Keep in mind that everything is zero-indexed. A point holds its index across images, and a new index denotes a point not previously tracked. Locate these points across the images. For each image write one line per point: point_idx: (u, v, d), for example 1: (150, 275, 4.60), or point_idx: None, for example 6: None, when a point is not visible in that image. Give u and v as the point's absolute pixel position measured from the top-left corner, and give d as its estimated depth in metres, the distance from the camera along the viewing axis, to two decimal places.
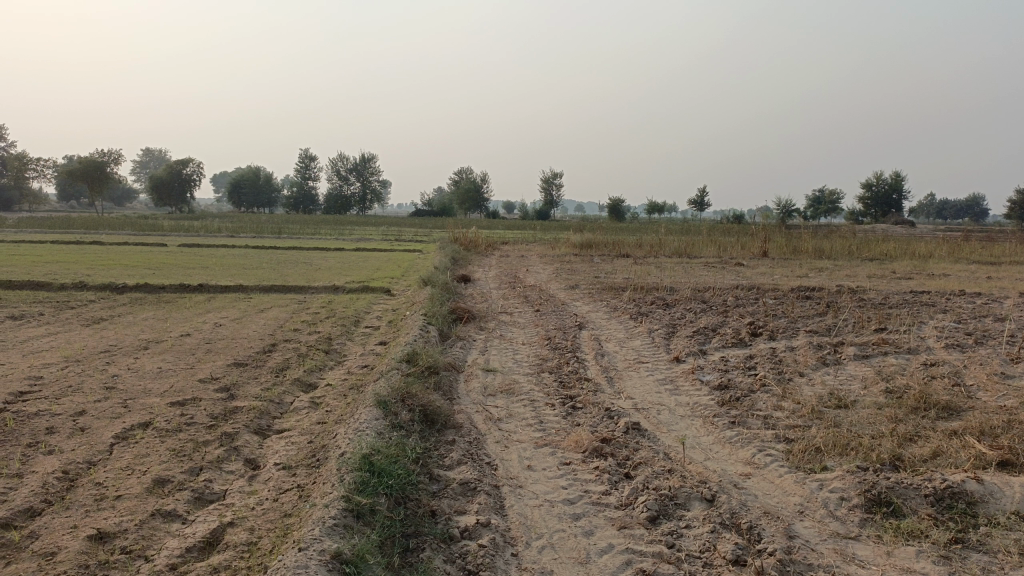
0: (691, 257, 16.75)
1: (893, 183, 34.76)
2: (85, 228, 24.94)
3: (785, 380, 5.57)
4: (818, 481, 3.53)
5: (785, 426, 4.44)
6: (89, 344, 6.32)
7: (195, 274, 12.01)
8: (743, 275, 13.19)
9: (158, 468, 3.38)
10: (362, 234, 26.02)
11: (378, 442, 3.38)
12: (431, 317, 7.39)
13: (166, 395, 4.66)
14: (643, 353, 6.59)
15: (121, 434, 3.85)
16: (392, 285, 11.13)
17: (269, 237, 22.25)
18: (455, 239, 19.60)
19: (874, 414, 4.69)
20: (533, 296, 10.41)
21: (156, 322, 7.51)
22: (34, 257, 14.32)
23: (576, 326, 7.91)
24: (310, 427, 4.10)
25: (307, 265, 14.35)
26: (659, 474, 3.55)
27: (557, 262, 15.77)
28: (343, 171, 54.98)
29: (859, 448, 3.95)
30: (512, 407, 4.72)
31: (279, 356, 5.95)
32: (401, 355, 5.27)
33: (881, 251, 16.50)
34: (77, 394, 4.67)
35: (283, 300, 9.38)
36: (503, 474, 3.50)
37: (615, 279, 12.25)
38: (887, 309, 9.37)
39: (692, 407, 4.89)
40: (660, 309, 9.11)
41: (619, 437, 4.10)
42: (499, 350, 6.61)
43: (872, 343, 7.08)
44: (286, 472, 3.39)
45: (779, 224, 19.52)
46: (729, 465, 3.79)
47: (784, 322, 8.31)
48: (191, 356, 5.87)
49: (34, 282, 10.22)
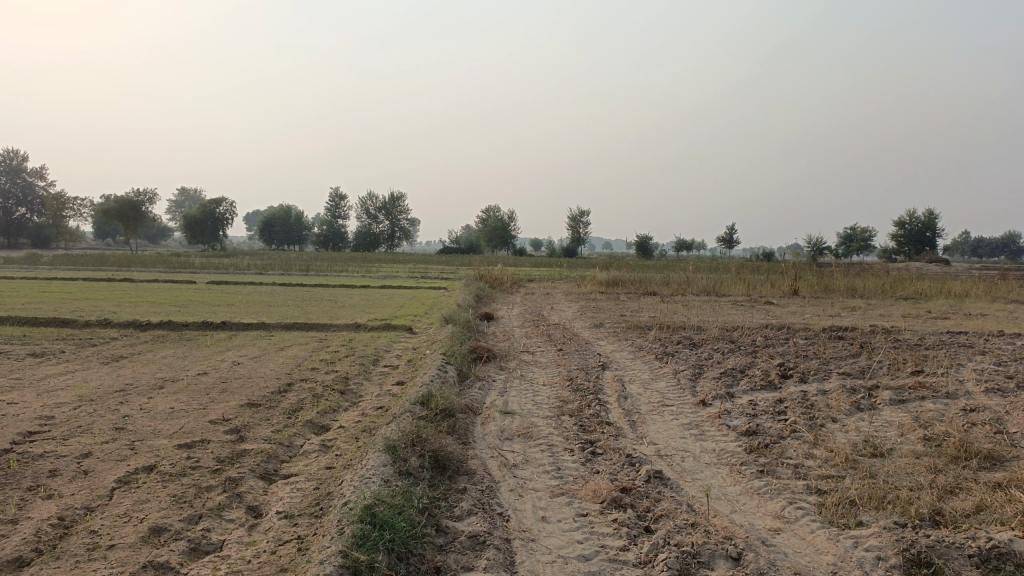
0: (720, 295, 16.47)
1: (926, 221, 34.21)
2: (119, 266, 25.33)
3: (817, 425, 5.32)
4: (852, 538, 3.30)
5: (817, 476, 4.20)
6: (105, 383, 6.26)
7: (219, 312, 12.04)
8: (772, 314, 12.90)
9: (156, 516, 3.24)
10: (388, 272, 26.04)
11: (384, 491, 3.23)
12: (450, 357, 7.25)
13: (174, 437, 4.55)
14: (668, 396, 6.37)
15: (123, 478, 3.74)
16: (415, 323, 11.03)
17: (296, 275, 22.37)
18: (481, 276, 19.52)
19: (912, 464, 4.43)
20: (556, 334, 10.24)
21: (175, 360, 7.46)
22: (63, 293, 14.46)
23: (599, 367, 7.72)
24: (318, 472, 3.96)
25: (331, 303, 14.32)
26: (681, 528, 3.34)
27: (583, 300, 15.60)
28: (372, 210, 55.51)
29: (896, 501, 3.71)
30: (529, 453, 4.54)
31: (294, 396, 5.84)
32: (416, 397, 5.12)
33: (916, 290, 16.10)
34: (85, 435, 4.58)
35: (304, 338, 9.31)
36: (515, 527, 3.32)
37: (640, 318, 12.05)
38: (923, 350, 9.04)
39: (718, 454, 4.67)
40: (687, 349, 8.88)
41: (640, 486, 3.90)
42: (519, 391, 6.44)
43: (908, 387, 6.79)
44: (287, 521, 3.24)
45: (811, 262, 19.18)
46: (757, 518, 3.57)
47: (816, 363, 8.04)
48: (205, 395, 5.78)
49: (60, 319, 10.28)
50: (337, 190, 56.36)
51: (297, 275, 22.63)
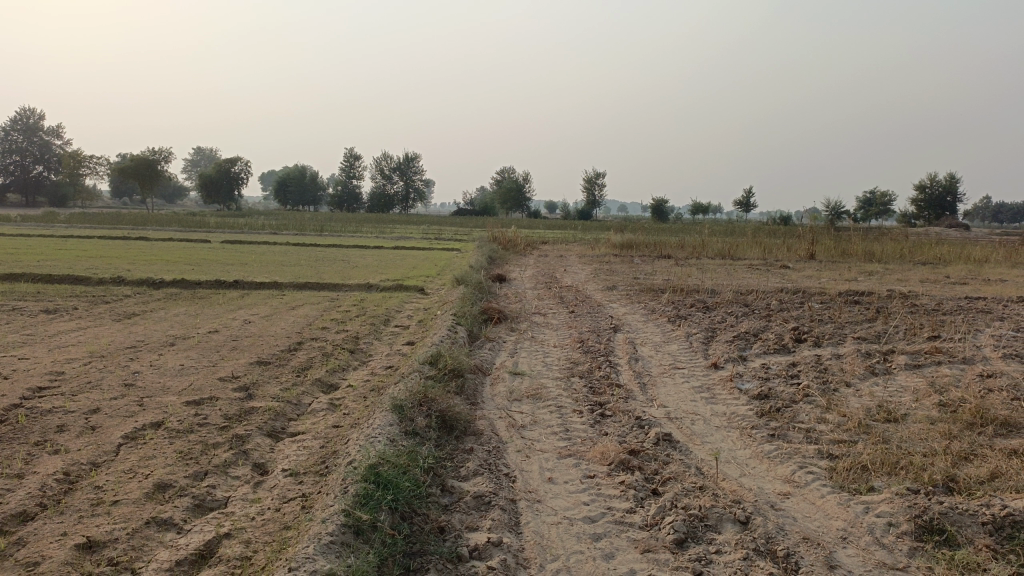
0: (735, 258, 16.32)
1: (947, 185, 33.68)
2: (134, 224, 25.41)
3: (830, 390, 5.25)
4: (863, 504, 3.24)
5: (829, 441, 4.14)
6: (117, 339, 6.27)
7: (233, 271, 12.07)
8: (788, 278, 12.77)
9: (162, 472, 3.24)
10: (402, 233, 25.95)
11: (390, 450, 3.20)
12: (461, 317, 7.21)
13: (183, 394, 4.55)
14: (680, 359, 6.32)
15: (130, 435, 3.73)
16: (427, 284, 11.00)
17: (310, 236, 22.34)
18: (494, 237, 19.43)
19: (926, 429, 4.36)
20: (569, 296, 10.18)
21: (187, 318, 7.46)
22: (78, 251, 14.51)
23: (611, 329, 7.67)
24: (324, 430, 3.94)
25: (344, 263, 14.30)
26: (690, 491, 3.30)
27: (596, 262, 15.52)
28: (386, 170, 55.33)
29: (909, 467, 3.65)
30: (538, 414, 4.51)
31: (304, 354, 5.83)
32: (424, 357, 5.09)
33: (935, 255, 15.87)
34: (95, 391, 4.58)
35: (316, 298, 9.30)
36: (521, 488, 3.29)
37: (654, 280, 11.96)
38: (941, 315, 8.92)
39: (728, 417, 4.62)
40: (700, 312, 8.81)
41: (649, 449, 3.86)
42: (530, 352, 6.40)
43: (924, 352, 6.69)
44: (292, 479, 3.23)
45: (828, 226, 18.94)
46: (766, 482, 3.53)
47: (831, 327, 7.94)
48: (215, 353, 5.78)
49: (73, 276, 10.31)
50: (352, 150, 56.10)
51: (311, 235, 22.60)
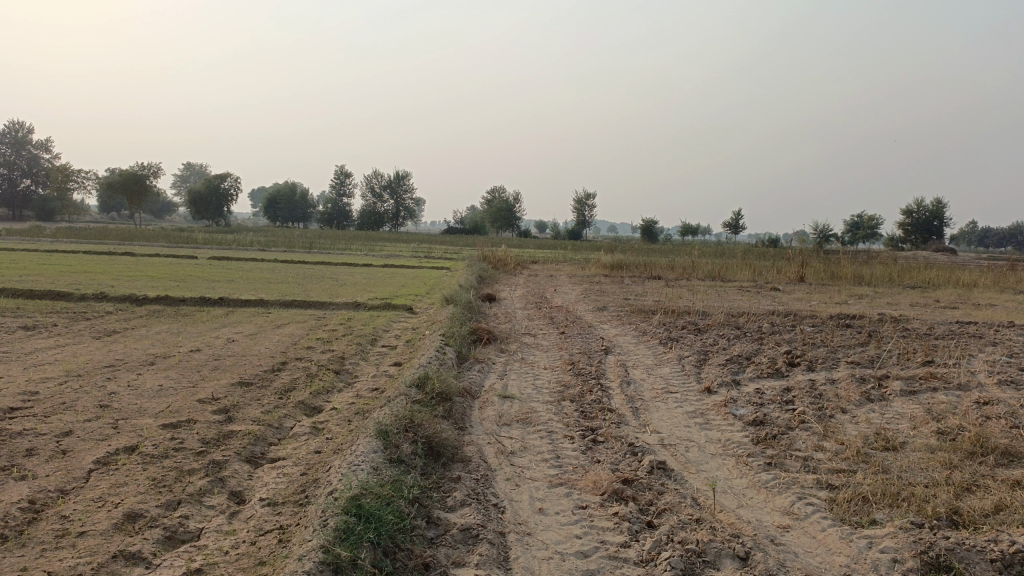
0: (725, 280, 16.28)
1: (934, 210, 33.89)
2: (120, 239, 25.19)
3: (826, 417, 5.13)
4: (866, 538, 3.12)
5: (828, 470, 4.02)
6: (94, 358, 6.09)
7: (218, 287, 11.90)
8: (778, 300, 12.72)
9: (133, 500, 3.08)
10: (392, 251, 25.79)
11: (374, 480, 3.06)
12: (449, 337, 7.08)
13: (160, 416, 4.38)
14: (672, 382, 6.20)
15: (102, 460, 3.57)
16: (415, 303, 10.86)
17: (298, 253, 22.16)
18: (484, 256, 19.33)
19: (925, 459, 4.25)
20: (559, 317, 10.07)
21: (168, 336, 7.30)
22: (61, 266, 14.28)
23: (602, 351, 7.54)
24: (306, 457, 3.79)
25: (332, 281, 14.14)
26: (686, 524, 3.17)
27: (586, 282, 15.44)
28: (377, 188, 55.25)
29: (911, 499, 3.53)
30: (528, 440, 4.37)
31: (287, 375, 5.67)
32: (412, 379, 4.95)
33: (924, 279, 15.88)
34: (68, 412, 4.41)
35: (302, 316, 9.14)
36: (510, 519, 3.15)
37: (644, 301, 11.87)
38: (933, 340, 8.85)
39: (723, 444, 4.49)
40: (692, 334, 8.71)
41: (642, 478, 3.73)
42: (519, 374, 6.27)
43: (919, 378, 6.60)
44: (270, 509, 3.08)
45: (817, 248, 18.96)
46: (764, 514, 3.40)
47: (823, 351, 7.86)
48: (196, 373, 5.61)
49: (55, 292, 10.11)
50: (342, 168, 56.02)
51: (300, 252, 22.43)
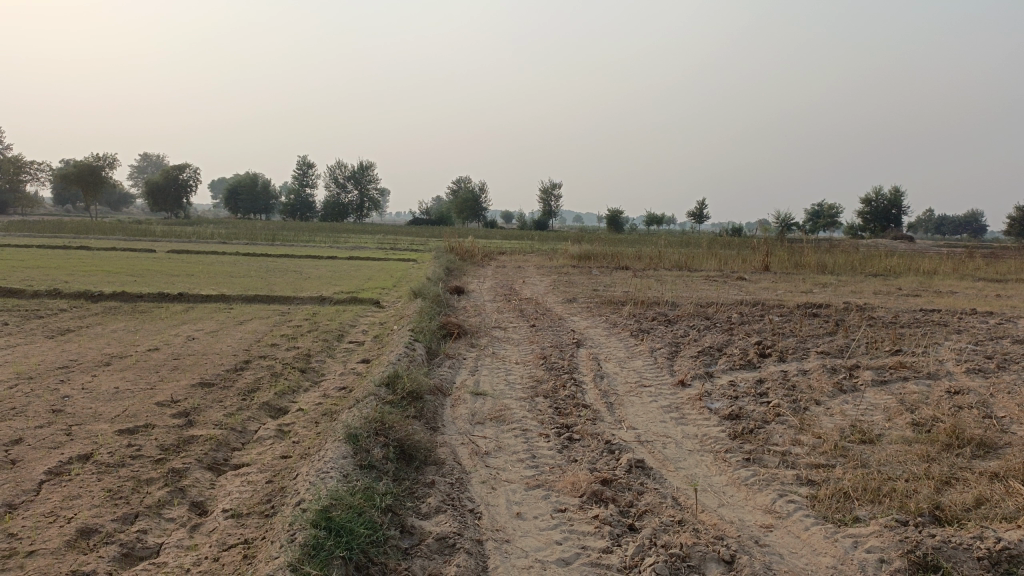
0: (691, 270, 16.32)
1: (892, 198, 34.48)
2: (75, 233, 24.50)
3: (801, 409, 5.09)
4: (851, 538, 3.06)
5: (807, 466, 3.97)
6: (46, 359, 5.82)
7: (178, 282, 11.58)
8: (745, 290, 12.76)
9: (86, 515, 2.89)
10: (357, 243, 25.44)
11: (344, 488, 2.92)
12: (418, 333, 6.92)
13: (116, 421, 4.17)
14: (645, 376, 6.12)
15: (54, 470, 3.36)
16: (382, 297, 10.67)
17: (261, 245, 21.74)
18: (451, 248, 19.14)
19: (902, 451, 4.22)
20: (528, 309, 9.96)
21: (125, 335, 7.02)
22: (12, 262, 13.77)
23: (573, 344, 7.45)
24: (272, 462, 3.63)
25: (296, 274, 13.84)
26: (669, 527, 3.08)
27: (554, 273, 15.36)
28: (340, 179, 54.57)
29: (893, 494, 3.48)
30: (502, 439, 4.25)
31: (251, 375, 5.48)
32: (381, 379, 4.79)
33: (885, 267, 16.09)
34: (18, 418, 4.17)
35: (265, 311, 8.90)
36: (487, 526, 3.03)
37: (614, 292, 11.81)
38: (900, 328, 8.92)
39: (701, 440, 4.42)
40: (662, 325, 8.66)
41: (621, 477, 3.63)
42: (491, 370, 6.15)
43: (889, 367, 6.61)
44: (234, 521, 2.92)
45: (781, 236, 19.13)
46: (747, 514, 3.32)
47: (793, 341, 7.86)
48: (154, 374, 5.38)
49: (5, 289, 9.72)
50: (305, 159, 55.27)
51: (262, 245, 21.98)
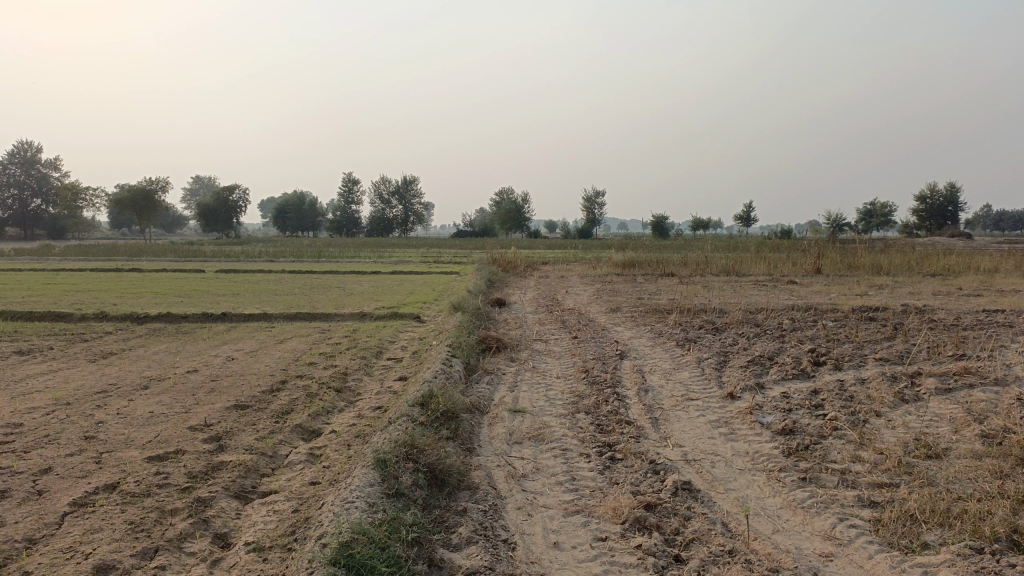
0: (739, 275, 15.89)
1: (948, 195, 33.29)
2: (129, 255, 25.09)
3: (860, 422, 4.79)
4: (920, 567, 2.79)
5: (869, 485, 3.68)
6: (85, 384, 5.82)
7: (222, 302, 11.69)
8: (796, 294, 12.35)
9: (105, 550, 2.78)
10: (401, 257, 25.58)
11: (368, 520, 2.77)
12: (456, 348, 6.77)
13: (147, 448, 4.10)
14: (692, 388, 5.86)
15: (78, 501, 3.28)
16: (423, 311, 10.57)
17: (307, 262, 21.95)
18: (493, 260, 19.00)
19: (973, 467, 3.90)
20: (571, 320, 9.75)
21: (166, 357, 7.03)
22: (65, 286, 14.06)
23: (617, 356, 7.22)
24: (300, 490, 3.51)
25: (339, 290, 13.84)
26: (718, 557, 2.86)
27: (598, 282, 15.13)
28: (385, 194, 55.02)
29: (964, 516, 3.19)
30: (540, 460, 4.06)
31: (286, 395, 5.39)
32: (415, 398, 4.64)
33: (944, 266, 15.44)
34: (50, 446, 4.11)
35: (305, 329, 8.86)
36: (521, 558, 2.84)
37: (659, 300, 11.52)
38: (962, 331, 8.45)
39: (752, 458, 4.17)
40: (709, 334, 8.36)
41: (666, 501, 3.41)
42: (531, 385, 5.97)
43: (953, 374, 6.21)
44: (255, 556, 2.78)
45: (833, 237, 18.53)
46: (804, 541, 3.07)
47: (849, 348, 7.50)
48: (190, 397, 5.33)
49: (55, 313, 9.87)
50: (350, 175, 55.89)
51: (308, 262, 22.18)
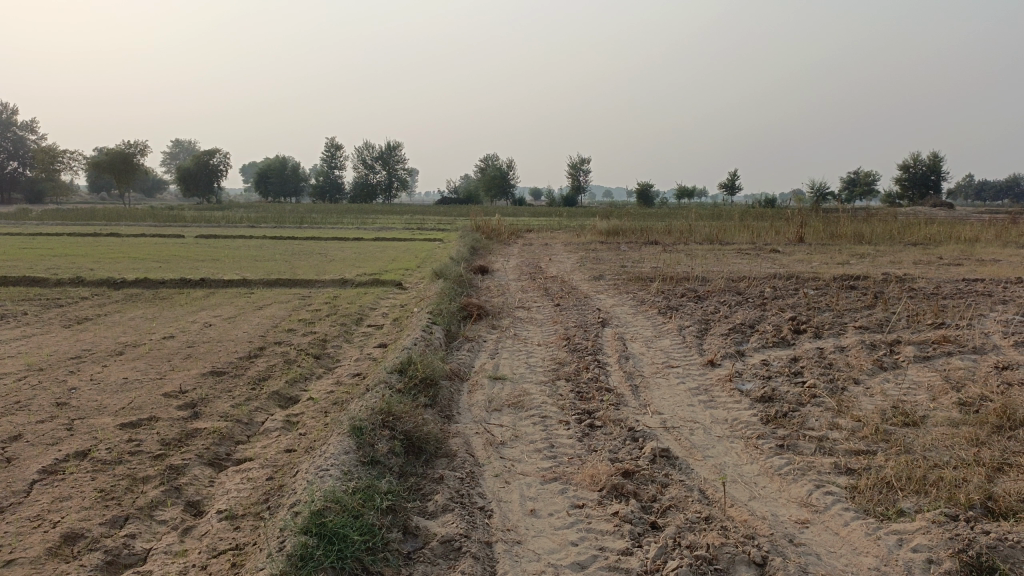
0: (723, 243, 15.90)
1: (931, 164, 33.40)
2: (108, 220, 24.68)
3: (839, 389, 4.80)
4: (895, 534, 2.80)
5: (846, 453, 3.69)
6: (59, 349, 5.72)
7: (201, 267, 11.58)
8: (779, 262, 12.37)
9: (75, 518, 2.73)
10: (385, 223, 25.39)
11: (342, 488, 2.73)
12: (437, 315, 6.72)
13: (121, 414, 4.04)
14: (673, 356, 5.86)
15: (48, 468, 3.22)
16: (405, 278, 10.49)
17: (289, 228, 21.74)
18: (476, 226, 18.88)
19: (949, 435, 3.92)
20: (554, 288, 9.71)
21: (143, 323, 6.92)
22: (41, 250, 13.83)
23: (599, 323, 7.20)
24: (275, 457, 3.47)
25: (321, 256, 13.71)
26: (694, 524, 2.86)
27: (581, 250, 15.10)
28: (368, 160, 54.50)
29: (939, 483, 3.20)
30: (519, 427, 4.04)
31: (264, 362, 5.33)
32: (393, 365, 4.60)
33: (925, 235, 15.53)
34: (21, 413, 4.04)
35: (286, 296, 8.77)
36: (498, 525, 2.83)
37: (642, 268, 11.51)
38: (941, 300, 8.51)
39: (731, 425, 4.17)
40: (692, 302, 8.36)
41: (644, 468, 3.40)
42: (512, 352, 5.94)
43: (932, 342, 6.25)
44: (228, 524, 2.75)
45: (816, 206, 18.56)
46: (780, 508, 3.07)
47: (829, 316, 7.53)
48: (166, 363, 5.26)
49: (30, 278, 9.70)
50: (333, 139, 55.20)
51: (291, 228, 21.97)
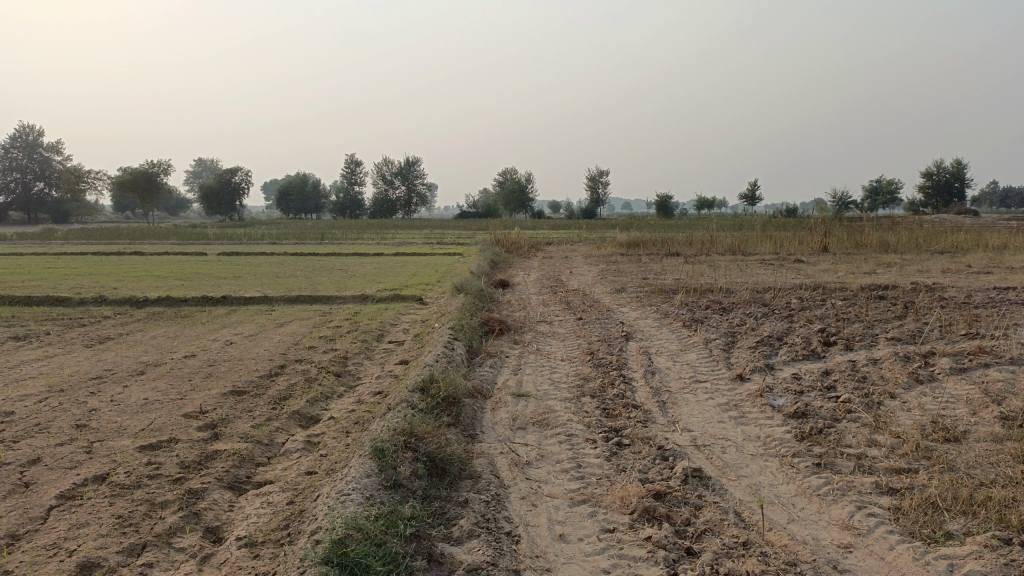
0: (746, 254, 15.70)
1: (954, 171, 32.95)
2: (132, 239, 24.92)
3: (875, 404, 4.64)
4: (944, 559, 2.66)
5: (886, 471, 3.54)
6: (81, 370, 5.69)
7: (223, 285, 11.58)
8: (804, 273, 12.16)
9: (91, 545, 2.66)
10: (405, 238, 25.40)
11: (364, 514, 2.64)
12: (459, 330, 6.63)
13: (140, 436, 3.97)
14: (700, 370, 5.72)
15: (66, 494, 3.15)
16: (425, 293, 10.41)
17: (310, 244, 21.77)
18: (496, 240, 18.80)
19: (992, 451, 3.76)
20: (576, 301, 9.59)
21: (164, 342, 6.90)
22: (66, 270, 13.93)
23: (623, 337, 7.07)
24: (296, 480, 3.38)
25: (341, 272, 13.68)
26: (731, 550, 2.73)
27: (602, 263, 14.95)
28: (388, 176, 54.73)
29: (987, 504, 3.05)
30: (545, 446, 3.93)
31: (284, 380, 5.26)
32: (415, 383, 4.50)
33: (952, 243, 15.23)
34: (40, 436, 3.99)
35: (306, 312, 8.73)
36: (526, 551, 2.72)
37: (664, 280, 11.36)
38: (973, 309, 8.29)
39: (764, 442, 4.03)
40: (717, 314, 8.21)
41: (676, 489, 3.28)
42: (535, 368, 5.83)
43: (967, 353, 6.06)
44: (247, 552, 2.66)
45: (839, 215, 18.31)
46: (821, 531, 2.94)
47: (859, 327, 7.34)
48: (186, 383, 5.20)
49: (54, 298, 9.74)
50: (352, 156, 55.53)
51: (311, 244, 22.04)
